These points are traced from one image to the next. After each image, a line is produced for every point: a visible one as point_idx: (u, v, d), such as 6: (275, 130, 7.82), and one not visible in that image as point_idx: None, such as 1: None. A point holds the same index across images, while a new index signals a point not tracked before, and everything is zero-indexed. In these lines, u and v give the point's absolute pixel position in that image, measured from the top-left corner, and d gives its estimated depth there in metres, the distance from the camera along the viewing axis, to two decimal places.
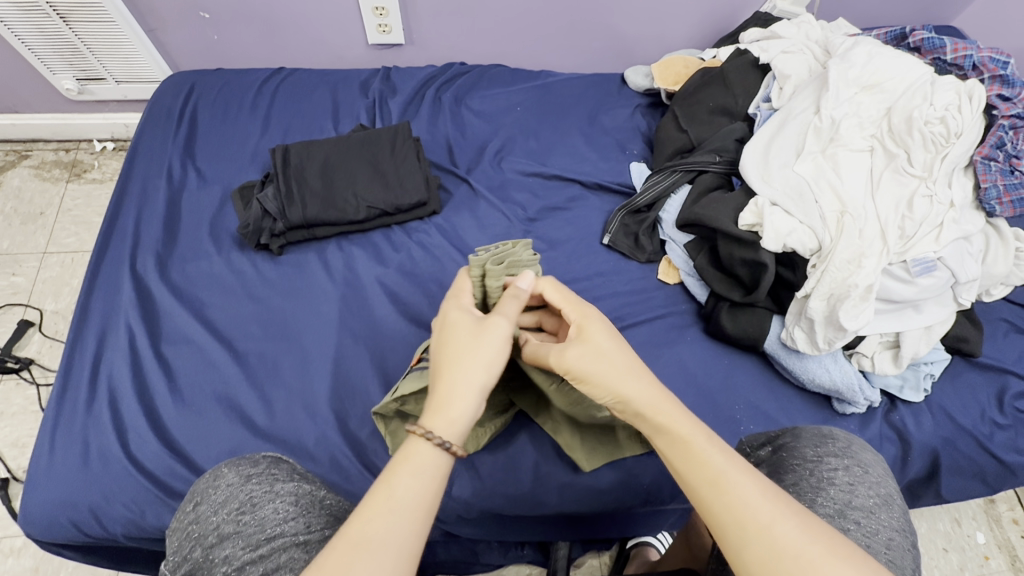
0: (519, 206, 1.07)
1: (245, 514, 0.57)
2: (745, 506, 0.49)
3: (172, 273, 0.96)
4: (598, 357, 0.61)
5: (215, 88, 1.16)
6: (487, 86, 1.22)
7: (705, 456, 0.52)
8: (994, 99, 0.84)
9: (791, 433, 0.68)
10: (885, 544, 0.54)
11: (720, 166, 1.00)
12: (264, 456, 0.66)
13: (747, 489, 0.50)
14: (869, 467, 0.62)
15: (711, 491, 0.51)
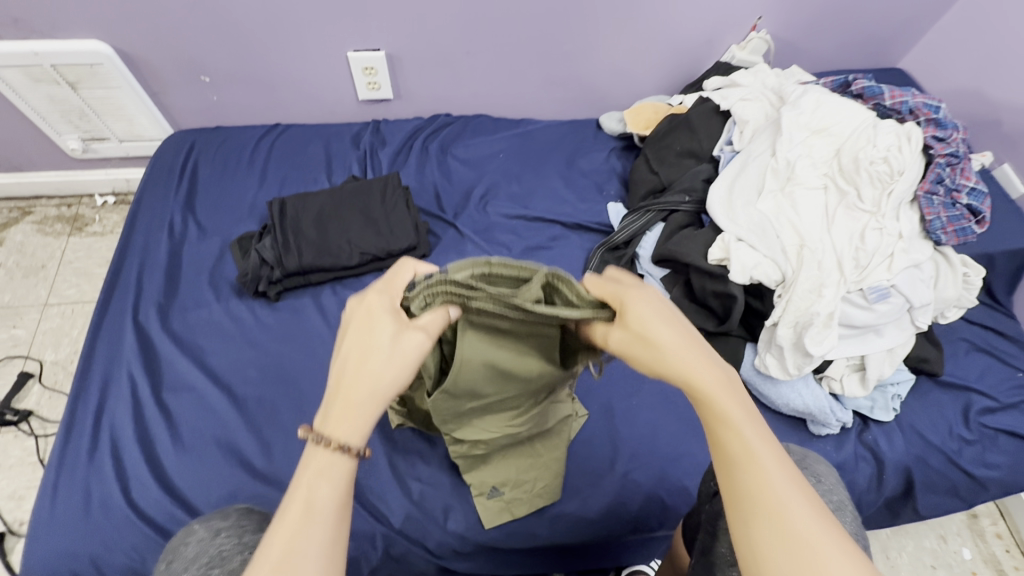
0: (504, 247, 1.14)
1: (213, 568, 0.58)
2: (779, 497, 0.50)
3: (173, 322, 1.00)
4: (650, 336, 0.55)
5: (215, 145, 1.23)
6: (471, 135, 1.30)
7: (751, 444, 0.52)
8: (931, 140, 0.93)
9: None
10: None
11: (690, 205, 1.08)
12: (234, 509, 0.67)
13: (782, 485, 0.50)
14: (822, 475, 0.67)
15: (747, 477, 0.51)
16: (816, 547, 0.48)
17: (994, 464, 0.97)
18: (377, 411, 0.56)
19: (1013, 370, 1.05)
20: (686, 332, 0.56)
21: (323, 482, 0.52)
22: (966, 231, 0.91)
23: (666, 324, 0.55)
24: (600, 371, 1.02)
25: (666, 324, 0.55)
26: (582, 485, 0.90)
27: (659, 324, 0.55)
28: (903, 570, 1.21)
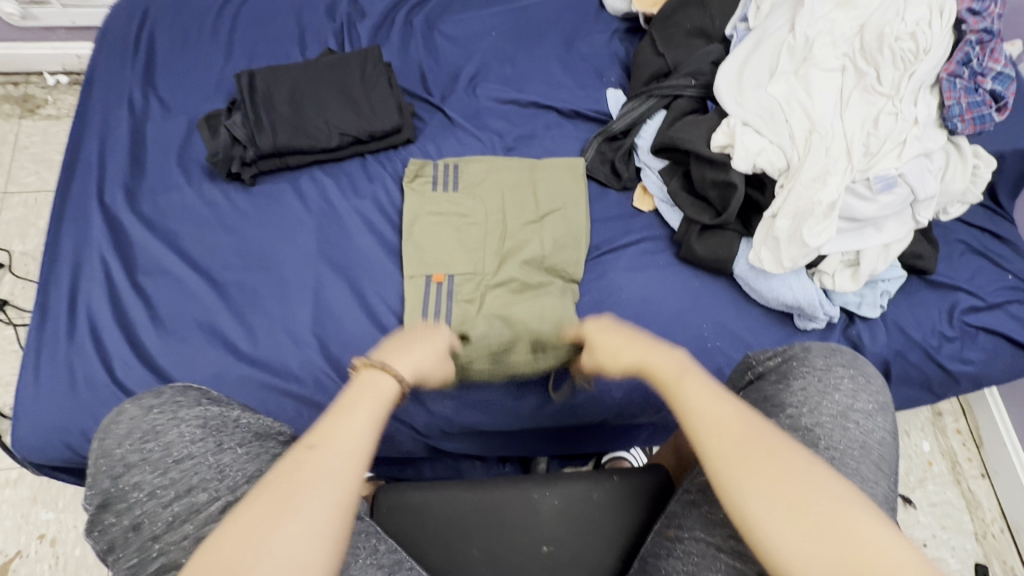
0: (496, 134, 1.07)
1: (149, 441, 0.59)
2: (737, 435, 0.51)
3: (142, 204, 0.94)
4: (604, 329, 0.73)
5: (171, 11, 1.09)
6: (460, 9, 1.17)
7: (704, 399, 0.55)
8: (964, 13, 0.84)
9: (800, 346, 0.69)
10: (878, 441, 0.59)
11: (696, 89, 1.00)
12: (170, 388, 0.66)
13: (741, 427, 0.51)
14: (870, 376, 0.65)
15: (698, 427, 0.53)
16: (788, 479, 0.47)
17: (970, 360, 0.99)
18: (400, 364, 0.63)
19: (1003, 272, 1.05)
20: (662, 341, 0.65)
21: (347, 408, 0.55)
22: (984, 119, 0.86)
23: (635, 338, 0.68)
24: (591, 264, 1.01)
25: (636, 339, 0.68)
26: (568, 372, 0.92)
27: (620, 338, 0.68)
28: None
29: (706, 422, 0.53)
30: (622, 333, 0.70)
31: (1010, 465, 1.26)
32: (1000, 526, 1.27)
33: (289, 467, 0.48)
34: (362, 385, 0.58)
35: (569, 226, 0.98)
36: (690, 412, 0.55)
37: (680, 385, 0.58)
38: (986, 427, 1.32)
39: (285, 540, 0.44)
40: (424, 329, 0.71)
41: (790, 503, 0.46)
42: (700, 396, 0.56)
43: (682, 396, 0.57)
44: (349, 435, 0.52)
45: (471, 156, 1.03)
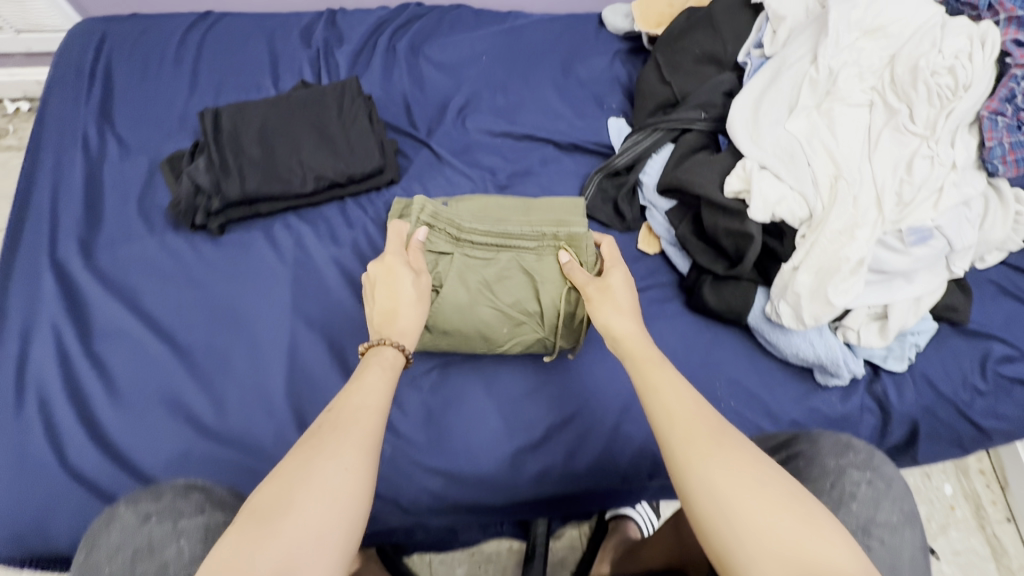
0: (488, 171, 0.98)
1: (141, 561, 0.51)
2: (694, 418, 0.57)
3: (98, 258, 0.85)
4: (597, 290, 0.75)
5: (133, 39, 1.00)
6: (448, 32, 1.09)
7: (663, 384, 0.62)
8: (1009, 45, 0.76)
9: (809, 441, 0.66)
10: (906, 560, 0.56)
11: (706, 122, 0.91)
12: (169, 486, 0.58)
13: (703, 415, 0.58)
14: (892, 479, 0.61)
15: (665, 410, 0.59)
16: (741, 458, 0.53)
17: (1005, 415, 0.91)
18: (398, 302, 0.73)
19: None
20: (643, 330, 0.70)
21: (369, 371, 0.64)
22: None
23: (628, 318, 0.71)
24: None
25: (628, 317, 0.71)
26: (570, 439, 0.84)
27: (616, 314, 0.71)
28: None
29: (675, 401, 0.59)
30: (616, 306, 0.72)
31: None
32: None
33: (342, 415, 0.58)
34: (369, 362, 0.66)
35: None
36: (655, 394, 0.61)
37: (653, 369, 0.64)
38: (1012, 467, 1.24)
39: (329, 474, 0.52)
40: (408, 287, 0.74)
41: (739, 472, 0.52)
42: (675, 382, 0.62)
43: (655, 383, 0.62)
44: (370, 395, 0.61)
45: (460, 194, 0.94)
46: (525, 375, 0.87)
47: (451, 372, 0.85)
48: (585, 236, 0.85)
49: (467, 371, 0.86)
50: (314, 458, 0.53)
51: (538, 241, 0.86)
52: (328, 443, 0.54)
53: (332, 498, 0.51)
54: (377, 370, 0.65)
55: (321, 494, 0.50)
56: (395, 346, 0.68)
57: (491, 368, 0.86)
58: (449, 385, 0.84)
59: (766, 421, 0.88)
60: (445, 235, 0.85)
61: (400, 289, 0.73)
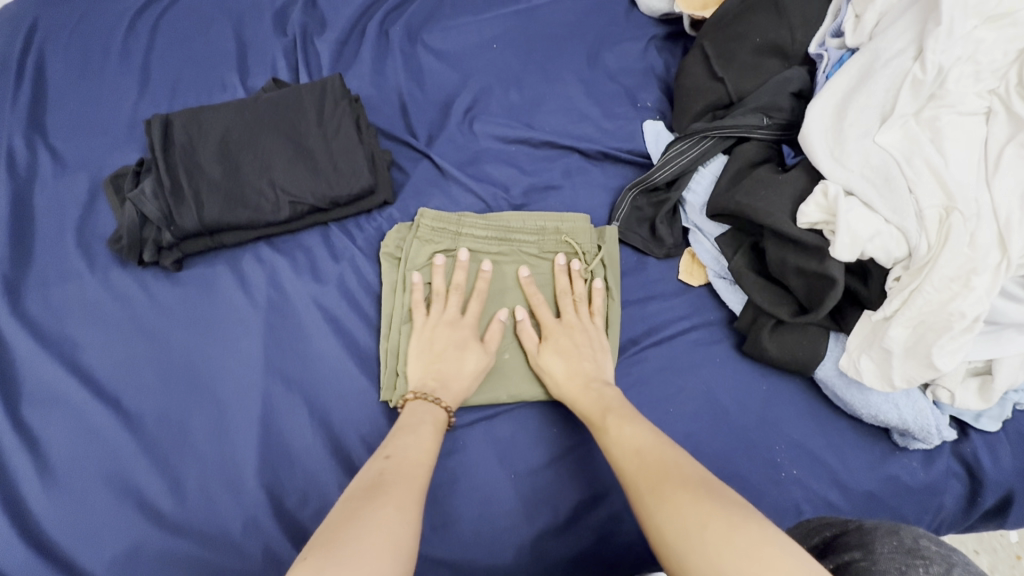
0: (499, 186, 0.82)
1: None
2: (643, 455, 0.57)
3: (28, 302, 0.70)
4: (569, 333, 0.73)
5: (70, 24, 0.83)
6: (450, 13, 0.91)
7: (617, 428, 0.62)
8: None
9: (879, 543, 0.48)
10: None
11: (768, 131, 0.76)
12: None
13: (654, 456, 0.57)
14: None
15: (625, 454, 0.59)
16: (683, 490, 0.51)
17: None
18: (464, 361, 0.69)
19: None
20: (583, 367, 0.69)
21: (420, 427, 0.63)
22: None
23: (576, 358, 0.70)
24: (628, 364, 0.77)
25: (566, 360, 0.70)
26: (601, 520, 0.69)
27: (554, 358, 0.71)
28: None
29: (635, 444, 0.59)
30: (557, 347, 0.71)
31: None
32: None
33: (402, 469, 0.56)
34: (417, 416, 0.64)
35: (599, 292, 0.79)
36: (618, 445, 0.61)
37: (618, 420, 0.63)
38: None
39: (382, 517, 0.49)
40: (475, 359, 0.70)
41: (698, 499, 0.49)
42: (635, 425, 0.61)
43: (611, 429, 0.62)
44: (418, 450, 0.59)
45: (464, 214, 0.78)
46: (549, 442, 0.71)
47: (458, 438, 0.71)
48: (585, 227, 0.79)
49: (477, 438, 0.71)
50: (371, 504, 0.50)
51: (539, 234, 0.78)
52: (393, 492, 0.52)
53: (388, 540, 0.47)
54: (416, 424, 0.63)
55: (377, 537, 0.47)
56: (443, 406, 0.66)
57: (508, 434, 0.71)
58: (456, 456, 0.70)
59: (834, 493, 0.73)
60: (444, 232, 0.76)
61: (466, 360, 0.70)
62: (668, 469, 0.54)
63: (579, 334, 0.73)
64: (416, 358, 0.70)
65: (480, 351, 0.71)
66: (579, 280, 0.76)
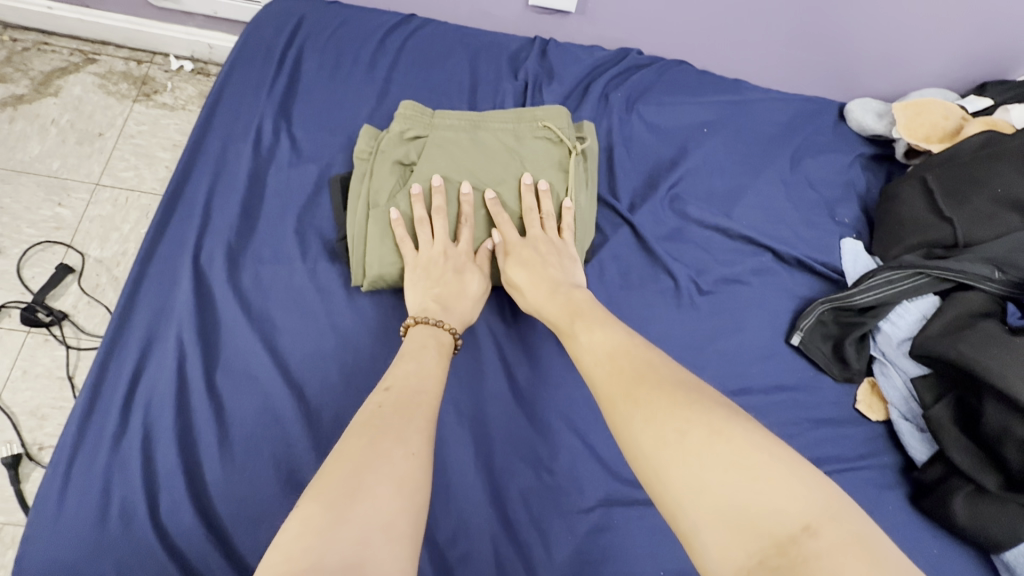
0: (691, 268, 0.81)
1: None
2: (662, 412, 0.48)
3: (243, 273, 0.74)
4: (525, 267, 0.70)
5: (329, 28, 0.90)
6: (667, 89, 0.93)
7: (626, 402, 0.51)
8: None
9: None
10: None
11: (996, 285, 0.73)
12: None
13: (685, 396, 0.49)
14: None
15: (643, 421, 0.48)
16: (709, 461, 0.43)
17: None
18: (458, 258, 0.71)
19: None
20: (549, 273, 0.69)
21: (426, 353, 0.62)
22: None
23: (543, 273, 0.69)
24: None
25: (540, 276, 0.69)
26: None
27: (519, 271, 0.70)
28: None
29: (644, 417, 0.48)
30: (519, 258, 0.71)
31: None
32: None
33: (401, 396, 0.55)
34: (418, 340, 0.64)
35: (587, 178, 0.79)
36: (636, 404, 0.50)
37: (632, 350, 0.57)
38: None
39: (400, 462, 0.48)
40: (448, 271, 0.70)
41: (724, 471, 0.42)
42: (620, 392, 0.52)
43: (588, 343, 0.60)
44: (420, 376, 0.59)
45: (427, 141, 0.76)
46: None
47: (613, 516, 0.68)
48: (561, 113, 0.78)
49: (633, 522, 0.68)
50: (378, 447, 0.49)
51: (514, 121, 0.78)
52: (386, 431, 0.51)
53: (403, 491, 0.46)
54: (426, 348, 0.63)
55: (393, 484, 0.46)
56: (449, 330, 0.66)
57: (663, 527, 0.68)
58: (608, 538, 0.67)
59: None
60: (400, 171, 0.75)
61: (467, 281, 0.70)
62: (676, 445, 0.45)
63: (545, 245, 0.72)
64: (414, 286, 0.69)
65: (478, 271, 0.72)
66: (546, 198, 0.75)
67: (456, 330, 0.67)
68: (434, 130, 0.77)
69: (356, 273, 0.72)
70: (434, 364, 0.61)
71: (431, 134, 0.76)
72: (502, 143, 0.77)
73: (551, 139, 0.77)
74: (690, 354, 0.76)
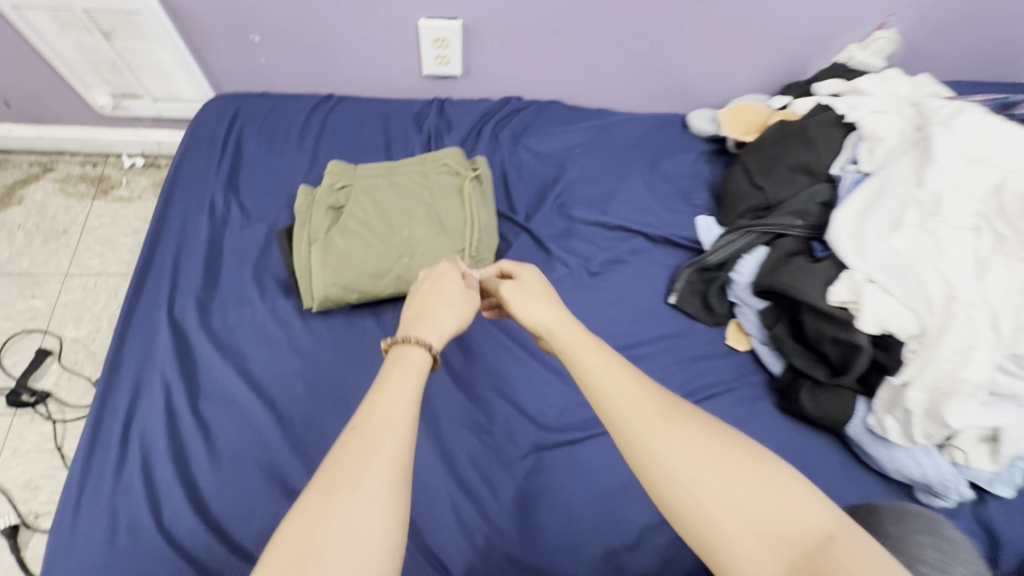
0: (582, 258, 1.02)
1: None
2: (680, 444, 0.49)
3: (213, 318, 0.89)
4: (534, 305, 0.66)
5: (262, 115, 1.10)
6: (545, 124, 1.17)
7: (642, 429, 0.51)
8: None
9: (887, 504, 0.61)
10: None
11: (801, 230, 0.95)
12: None
13: (695, 428, 0.50)
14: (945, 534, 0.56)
15: (665, 453, 0.49)
16: (733, 493, 0.46)
17: None
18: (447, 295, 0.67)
19: None
20: (556, 313, 0.64)
21: (402, 376, 0.55)
22: None
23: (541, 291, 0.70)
24: None
25: (553, 318, 0.64)
26: (666, 545, 0.79)
27: (531, 310, 0.66)
28: None
29: (665, 447, 0.49)
30: (528, 297, 0.68)
31: None
32: None
33: (367, 434, 0.49)
34: (402, 352, 0.59)
35: (485, 201, 0.97)
36: (650, 434, 0.50)
37: (631, 373, 0.56)
38: None
39: (363, 517, 0.45)
40: (423, 286, 0.70)
41: (745, 502, 0.45)
42: (637, 423, 0.51)
43: (596, 368, 0.57)
44: (393, 407, 0.52)
45: (354, 187, 0.94)
46: (621, 470, 0.84)
47: (544, 459, 0.84)
48: (456, 154, 0.98)
49: (562, 461, 0.84)
50: (339, 504, 0.45)
51: (422, 164, 0.98)
52: (352, 481, 0.47)
53: (365, 547, 0.44)
54: (401, 376, 0.55)
55: (354, 542, 0.44)
56: (428, 348, 0.59)
57: (585, 461, 0.84)
58: (542, 477, 0.82)
59: None
60: (332, 213, 0.92)
61: (464, 303, 0.67)
62: (703, 479, 0.47)
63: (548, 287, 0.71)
64: (410, 308, 0.66)
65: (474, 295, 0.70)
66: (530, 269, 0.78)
67: (433, 343, 0.60)
68: (359, 178, 0.95)
69: (305, 298, 0.87)
70: (410, 384, 0.55)
71: (357, 181, 0.94)
72: (412, 181, 0.95)
73: (454, 174, 0.96)
74: (589, 324, 0.95)
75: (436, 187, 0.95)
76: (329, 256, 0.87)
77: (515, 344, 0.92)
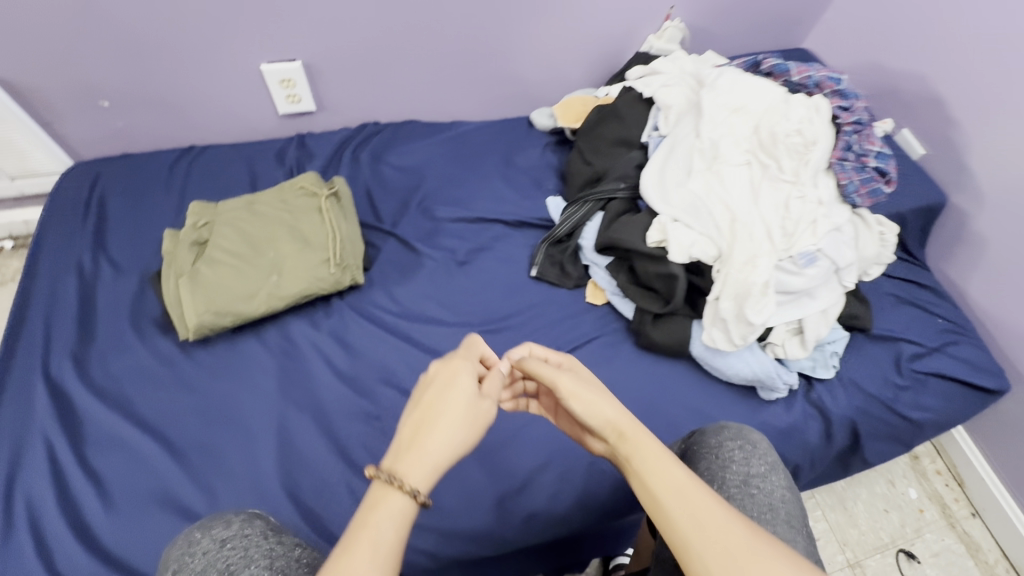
0: (448, 251, 1.12)
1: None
2: (725, 547, 0.51)
3: (92, 370, 0.91)
4: (587, 403, 0.65)
5: (124, 174, 1.14)
6: (402, 142, 1.28)
7: (688, 529, 0.53)
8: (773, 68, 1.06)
9: (718, 424, 0.75)
10: (780, 499, 0.65)
11: (625, 191, 1.10)
12: (238, 515, 0.60)
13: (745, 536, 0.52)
14: (758, 443, 0.71)
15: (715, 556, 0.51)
16: None
17: (928, 406, 1.04)
18: (454, 397, 0.60)
19: (933, 317, 1.13)
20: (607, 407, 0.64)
21: (385, 526, 0.50)
22: (876, 193, 0.98)
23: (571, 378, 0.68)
24: None
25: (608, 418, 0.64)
26: (550, 481, 0.88)
27: (584, 406, 0.66)
28: (857, 518, 1.28)
29: (706, 551, 0.51)
30: (573, 390, 0.67)
31: (995, 502, 1.26)
32: (1004, 566, 1.24)
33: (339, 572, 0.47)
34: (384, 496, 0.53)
35: (346, 214, 1.06)
36: (697, 538, 0.52)
37: (666, 467, 0.58)
38: (963, 464, 1.32)
39: None
40: (425, 393, 0.61)
41: None
42: (688, 526, 0.53)
43: (644, 468, 0.59)
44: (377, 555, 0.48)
45: (217, 220, 1.01)
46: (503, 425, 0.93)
47: None
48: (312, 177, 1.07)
49: None
50: None
51: (281, 190, 1.06)
52: None
53: None
54: (386, 517, 0.51)
55: None
56: (409, 493, 0.52)
57: None
58: None
59: None
60: (198, 247, 0.98)
61: (478, 407, 0.61)
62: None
63: (582, 374, 0.70)
64: (403, 434, 0.58)
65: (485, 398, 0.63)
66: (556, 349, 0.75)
67: (417, 490, 0.53)
68: (222, 211, 1.02)
69: (178, 328, 0.92)
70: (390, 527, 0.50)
71: (219, 215, 1.01)
72: (273, 207, 1.03)
73: (313, 195, 1.05)
74: (461, 306, 1.05)
75: (296, 208, 1.03)
76: (197, 285, 0.92)
77: (394, 337, 1.00)
